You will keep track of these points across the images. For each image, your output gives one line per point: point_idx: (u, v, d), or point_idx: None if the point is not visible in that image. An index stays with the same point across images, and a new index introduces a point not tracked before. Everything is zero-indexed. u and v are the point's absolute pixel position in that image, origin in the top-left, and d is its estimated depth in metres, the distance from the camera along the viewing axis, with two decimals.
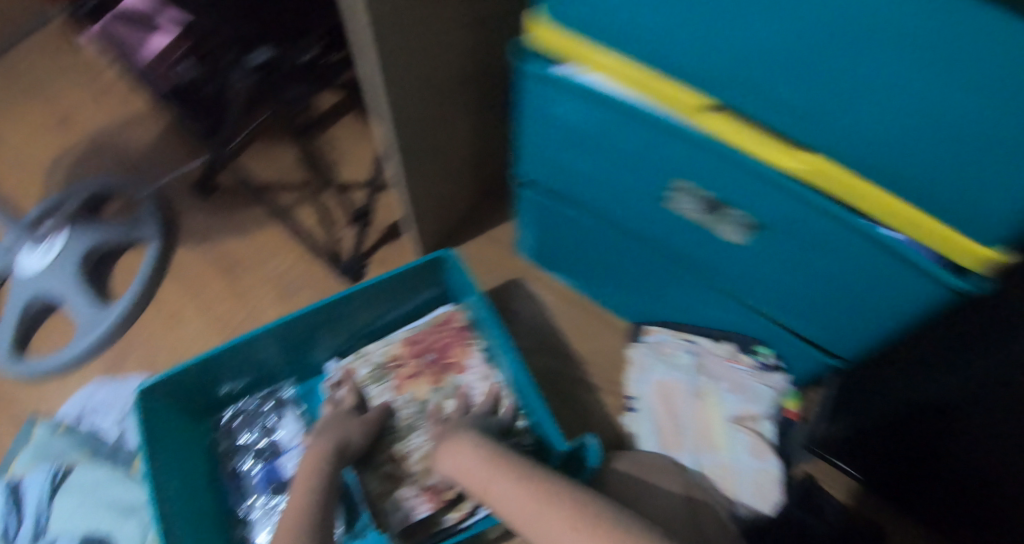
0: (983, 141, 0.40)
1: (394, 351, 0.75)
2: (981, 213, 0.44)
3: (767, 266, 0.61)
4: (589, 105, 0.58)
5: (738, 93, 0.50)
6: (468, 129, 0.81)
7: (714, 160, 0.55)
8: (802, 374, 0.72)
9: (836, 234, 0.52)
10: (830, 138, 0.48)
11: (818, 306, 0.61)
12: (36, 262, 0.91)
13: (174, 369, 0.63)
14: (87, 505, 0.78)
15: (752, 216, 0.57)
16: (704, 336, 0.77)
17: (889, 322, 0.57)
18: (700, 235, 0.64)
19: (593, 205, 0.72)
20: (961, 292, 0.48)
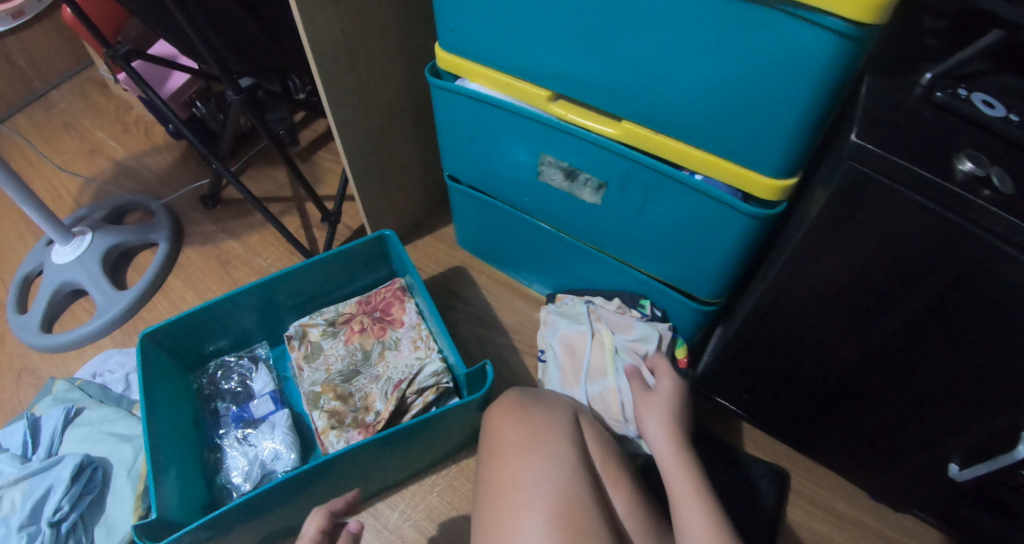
0: (714, 90, 0.62)
1: (348, 312, 0.92)
2: (738, 146, 0.65)
3: (627, 221, 0.80)
4: (478, 106, 0.81)
5: (569, 88, 0.73)
6: (411, 133, 1.00)
7: (566, 137, 0.77)
8: (683, 324, 0.88)
9: (663, 179, 0.73)
10: (633, 110, 0.70)
11: (667, 251, 0.79)
12: (67, 254, 1.09)
13: (175, 318, 0.83)
14: (94, 435, 0.88)
15: (598, 178, 0.78)
16: (600, 295, 0.92)
17: (720, 253, 0.75)
18: (572, 200, 0.83)
19: (502, 193, 0.90)
20: (752, 213, 0.67)
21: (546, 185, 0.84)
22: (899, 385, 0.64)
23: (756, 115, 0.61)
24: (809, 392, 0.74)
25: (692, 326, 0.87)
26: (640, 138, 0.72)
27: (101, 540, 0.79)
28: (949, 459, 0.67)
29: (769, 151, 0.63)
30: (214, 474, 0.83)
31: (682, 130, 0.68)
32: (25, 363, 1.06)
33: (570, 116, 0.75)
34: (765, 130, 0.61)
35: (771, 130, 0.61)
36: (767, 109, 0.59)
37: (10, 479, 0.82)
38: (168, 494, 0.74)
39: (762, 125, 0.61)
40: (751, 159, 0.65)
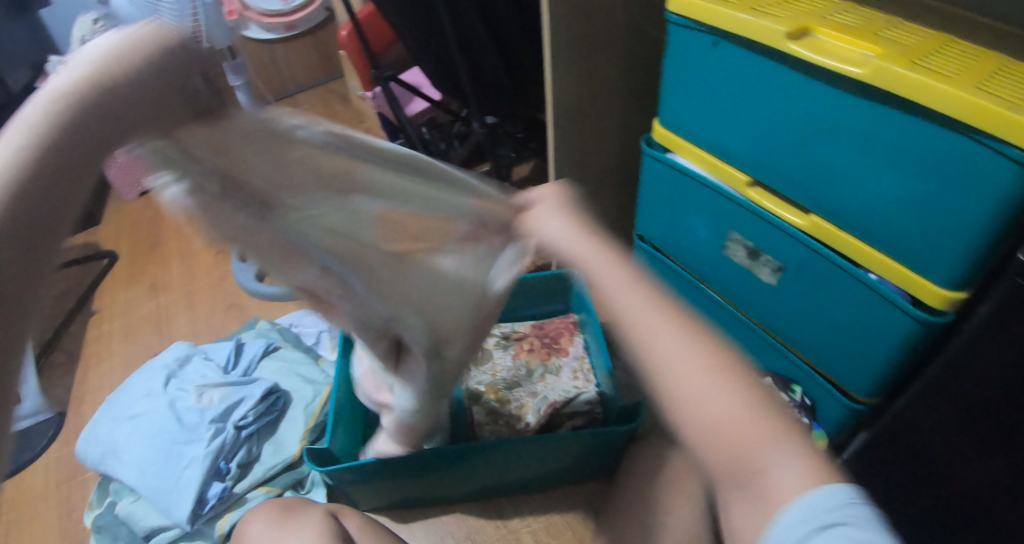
0: (903, 199, 0.66)
1: (521, 329, 0.99)
2: (924, 257, 0.68)
3: (796, 308, 0.86)
4: (675, 176, 0.92)
5: (765, 175, 0.81)
6: (609, 191, 1.12)
7: (751, 219, 0.84)
8: (829, 420, 0.91)
9: (839, 277, 0.77)
10: (820, 205, 0.76)
11: (830, 342, 0.84)
12: None
13: None
14: (283, 369, 1.03)
15: (779, 260, 0.84)
16: (754, 373, 0.96)
17: (884, 359, 0.77)
18: (747, 277, 0.90)
19: (681, 254, 0.99)
20: (923, 322, 0.70)
21: (722, 257, 0.93)
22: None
23: (938, 227, 0.65)
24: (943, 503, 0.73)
25: (839, 423, 0.90)
26: (821, 230, 0.77)
27: (268, 454, 0.93)
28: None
29: (944, 259, 0.66)
30: (370, 430, 0.94)
31: (862, 229, 0.72)
32: (235, 299, 1.27)
33: (764, 201, 0.82)
34: (945, 242, 0.65)
35: (952, 243, 0.64)
36: (950, 224, 0.63)
37: (214, 381, 0.98)
38: (337, 432, 0.86)
39: (946, 240, 0.65)
40: (929, 269, 0.68)
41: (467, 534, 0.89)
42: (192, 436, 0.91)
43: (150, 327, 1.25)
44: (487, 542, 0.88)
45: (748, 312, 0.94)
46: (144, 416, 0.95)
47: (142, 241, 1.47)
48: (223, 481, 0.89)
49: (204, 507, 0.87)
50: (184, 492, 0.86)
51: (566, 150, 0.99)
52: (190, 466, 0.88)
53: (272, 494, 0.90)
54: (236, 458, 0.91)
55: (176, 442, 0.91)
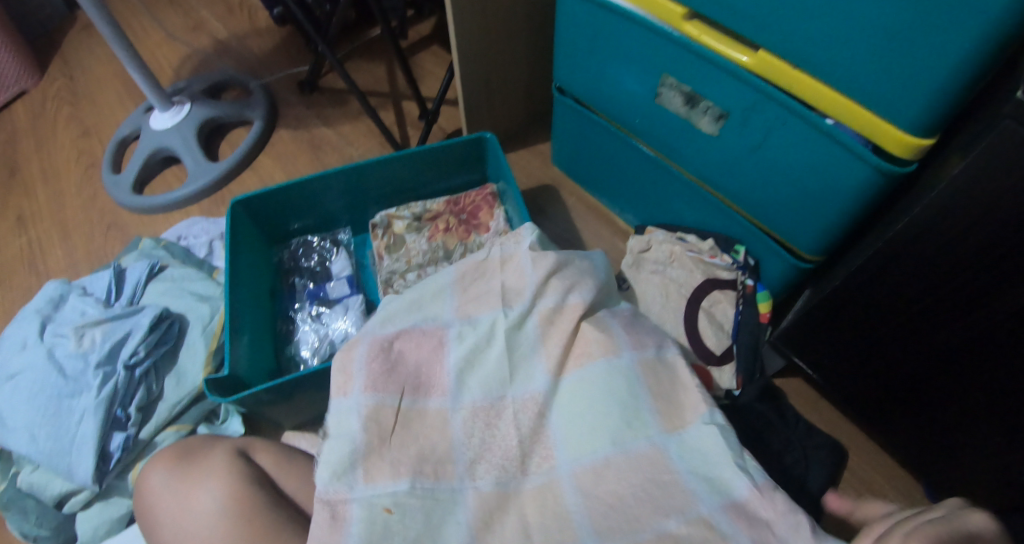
0: (872, 26, 0.56)
1: (434, 208, 0.87)
2: (890, 95, 0.59)
3: (741, 163, 0.76)
4: (598, 15, 0.76)
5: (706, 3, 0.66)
6: (527, 42, 0.93)
7: (692, 63, 0.71)
8: (772, 277, 0.85)
9: (792, 123, 0.67)
10: (772, 40, 0.63)
11: (777, 199, 0.75)
12: (166, 121, 1.10)
13: (266, 189, 0.83)
14: (173, 290, 0.91)
15: (720, 106, 0.72)
16: (694, 234, 0.89)
17: (837, 214, 0.70)
18: (684, 127, 0.78)
19: (608, 110, 0.86)
20: (882, 170, 0.63)
21: (654, 107, 0.80)
22: (974, 371, 0.64)
23: (908, 61, 0.55)
24: (886, 372, 0.73)
25: (780, 283, 0.85)
26: (771, 67, 0.65)
27: (171, 389, 0.84)
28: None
29: (916, 97, 0.57)
30: (284, 344, 0.84)
31: (820, 67, 0.62)
32: (114, 220, 1.12)
33: (704, 36, 0.68)
34: (914, 78, 0.56)
35: (923, 82, 0.56)
36: (921, 59, 0.55)
37: (94, 319, 0.85)
38: (240, 354, 0.76)
39: (918, 76, 0.56)
40: (893, 110, 0.59)
41: None
42: (79, 388, 0.81)
43: (22, 266, 1.08)
44: None
45: (686, 169, 0.83)
46: (20, 374, 0.83)
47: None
48: (125, 430, 0.80)
49: (109, 462, 0.79)
50: (81, 449, 0.77)
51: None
52: (84, 421, 0.79)
53: (184, 432, 0.83)
54: (135, 401, 0.81)
55: (60, 400, 0.80)
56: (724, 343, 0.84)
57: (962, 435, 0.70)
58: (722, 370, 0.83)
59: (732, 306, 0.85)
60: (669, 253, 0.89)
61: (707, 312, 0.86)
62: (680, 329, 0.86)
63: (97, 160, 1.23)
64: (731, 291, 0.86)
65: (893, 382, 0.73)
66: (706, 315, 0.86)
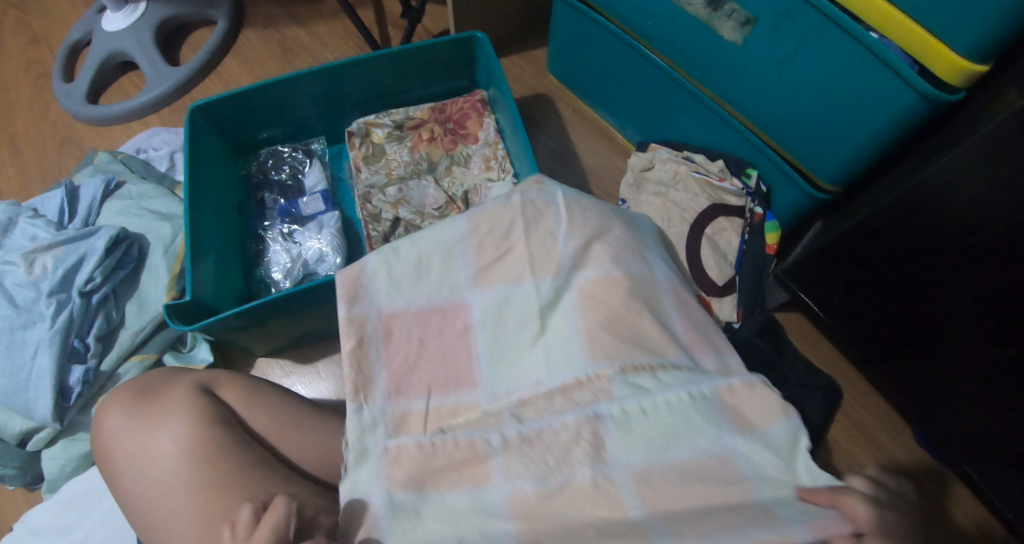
0: None
1: (416, 116, 0.78)
2: (953, 16, 0.54)
3: (765, 79, 0.67)
4: None
5: None
6: None
7: None
8: (783, 208, 0.78)
9: (832, 38, 0.60)
10: None
11: (803, 122, 0.68)
12: (119, 21, 0.98)
13: (229, 93, 0.73)
14: (131, 209, 0.83)
15: (749, 11, 0.63)
16: (702, 154, 0.81)
17: (870, 141, 0.64)
18: (702, 34, 0.68)
19: (615, 12, 0.74)
20: (926, 96, 0.57)
21: (669, 8, 0.69)
22: (1010, 316, 0.62)
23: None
24: (907, 311, 0.71)
25: (792, 215, 0.78)
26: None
27: (132, 316, 0.77)
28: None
29: (974, 28, 0.53)
30: (253, 266, 0.77)
31: None
32: (68, 134, 1.02)
33: None
34: None
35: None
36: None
37: (44, 243, 0.77)
38: (204, 277, 0.68)
39: None
40: (950, 31, 0.55)
41: None
42: (33, 318, 0.74)
43: None
44: None
45: (699, 83, 0.74)
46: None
47: None
48: (84, 361, 0.74)
49: (70, 398, 0.73)
50: (39, 384, 0.72)
51: None
52: (39, 354, 0.73)
53: (149, 361, 0.76)
54: (92, 331, 0.75)
55: (13, 333, 0.74)
56: (726, 273, 0.77)
57: (969, 384, 0.69)
58: (723, 301, 0.77)
59: (736, 235, 0.78)
60: (673, 173, 0.80)
61: (711, 240, 0.78)
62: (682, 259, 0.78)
63: (49, 69, 1.12)
64: (738, 219, 0.79)
65: (917, 320, 0.70)
66: (710, 243, 0.78)
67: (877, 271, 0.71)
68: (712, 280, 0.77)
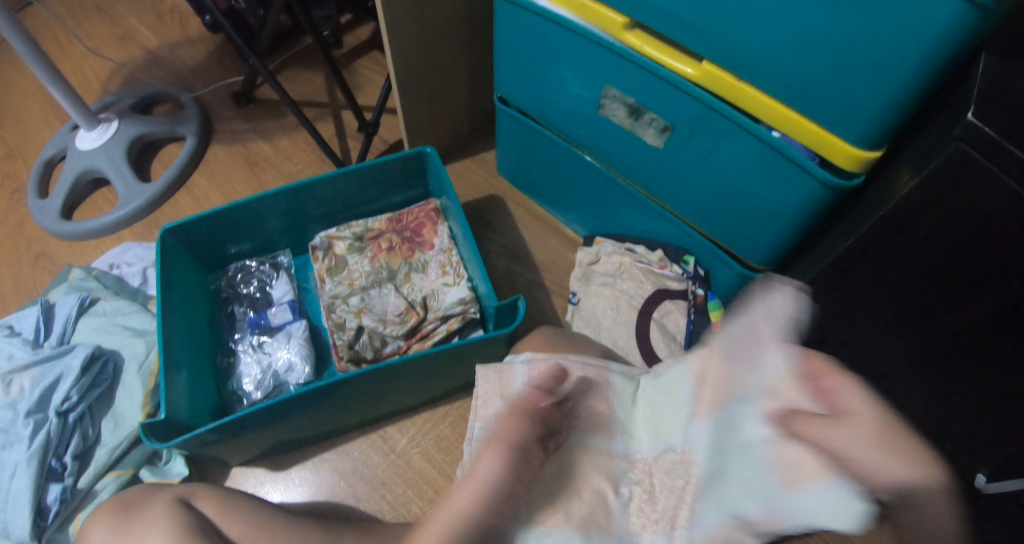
0: (822, 51, 0.55)
1: (376, 227, 0.84)
2: (838, 118, 0.58)
3: (688, 175, 0.73)
4: (538, 23, 0.70)
5: (651, 16, 0.63)
6: (468, 54, 0.91)
7: (635, 74, 0.67)
8: (724, 286, 0.83)
9: (740, 139, 0.66)
10: (718, 50, 0.61)
11: (727, 212, 0.73)
12: (92, 140, 1.03)
13: (196, 215, 0.78)
14: (106, 327, 0.84)
15: (665, 119, 0.69)
16: (643, 244, 0.87)
17: (788, 228, 0.69)
18: (628, 140, 0.75)
19: (549, 120, 0.81)
20: (831, 187, 0.62)
21: (597, 117, 0.76)
22: (930, 380, 0.65)
23: (856, 76, 0.54)
24: None
25: (733, 290, 0.83)
26: (716, 79, 0.63)
27: (109, 433, 0.77)
28: (976, 470, 0.66)
29: (856, 127, 0.57)
30: (225, 378, 0.80)
31: (772, 85, 0.60)
32: (43, 248, 1.06)
33: (646, 48, 0.65)
34: (859, 100, 0.55)
35: (871, 97, 0.55)
36: (866, 79, 0.54)
37: (21, 363, 0.77)
38: (179, 392, 0.72)
39: (867, 99, 0.55)
40: (840, 125, 0.58)
41: (353, 468, 0.80)
42: (9, 440, 0.73)
43: None
44: (377, 472, 0.80)
45: (632, 180, 0.80)
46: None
47: None
48: (62, 480, 0.73)
49: (47, 516, 0.72)
50: (16, 505, 0.71)
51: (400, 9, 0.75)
52: (17, 475, 0.72)
53: (125, 478, 0.76)
54: (69, 449, 0.74)
55: None
56: (676, 353, 0.82)
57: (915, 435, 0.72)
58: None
59: (683, 316, 0.84)
60: (618, 264, 0.87)
61: (659, 323, 0.83)
62: (632, 342, 0.83)
63: (24, 184, 1.16)
64: (682, 301, 0.84)
65: None
66: (657, 326, 0.83)
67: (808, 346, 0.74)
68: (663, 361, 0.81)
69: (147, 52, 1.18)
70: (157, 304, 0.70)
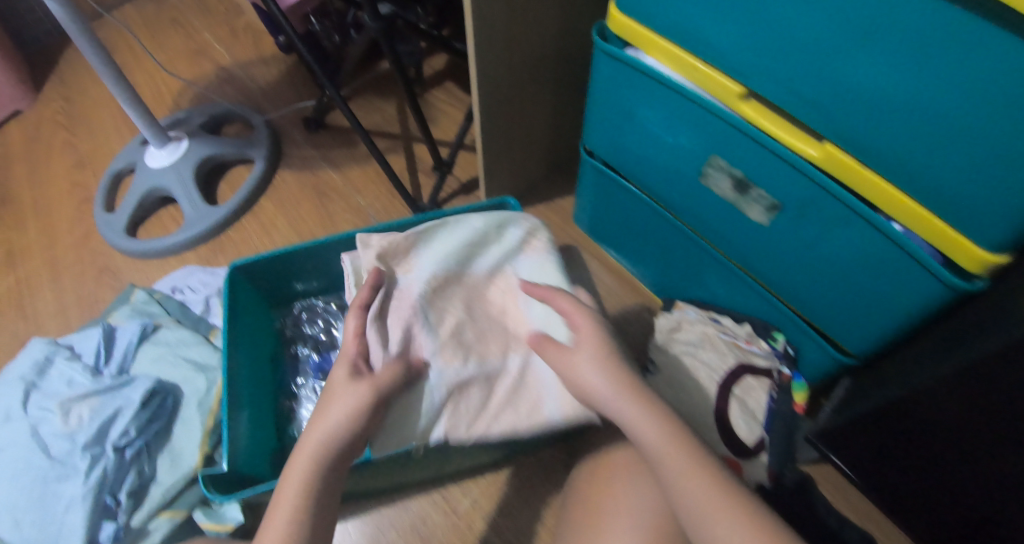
0: (963, 144, 0.49)
1: None
2: (976, 218, 0.52)
3: (787, 252, 0.68)
4: (640, 83, 0.68)
5: (770, 86, 0.59)
6: (551, 103, 0.89)
7: (743, 145, 0.63)
8: (813, 367, 0.78)
9: (852, 225, 0.60)
10: (839, 129, 0.56)
11: (826, 295, 0.68)
12: (162, 158, 1.03)
13: (264, 254, 0.76)
14: (167, 357, 0.83)
15: (772, 196, 0.65)
16: (729, 316, 0.83)
17: (896, 322, 0.63)
18: (727, 211, 0.70)
19: (639, 178, 0.78)
20: (953, 287, 0.56)
21: (694, 185, 0.72)
22: None
23: (998, 175, 0.48)
24: (945, 493, 0.67)
25: (821, 372, 0.78)
26: (836, 163, 0.59)
27: (164, 470, 0.75)
28: None
29: (993, 229, 0.51)
30: (286, 423, 0.78)
31: (897, 171, 0.55)
32: (107, 262, 1.06)
33: (760, 119, 0.61)
34: (1001, 201, 0.49)
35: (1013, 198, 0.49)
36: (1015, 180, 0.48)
37: (82, 392, 0.76)
38: (241, 433, 0.70)
39: (1011, 202, 0.49)
40: (973, 224, 0.52)
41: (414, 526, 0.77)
42: (65, 472, 0.72)
43: (11, 307, 1.02)
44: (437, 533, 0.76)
45: (721, 248, 0.76)
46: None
47: None
48: (115, 518, 0.71)
49: None
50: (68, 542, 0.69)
51: (492, 57, 0.73)
52: (71, 510, 0.70)
53: (179, 518, 0.73)
54: (124, 486, 0.72)
55: (42, 487, 0.71)
56: (756, 433, 0.76)
57: None
58: (754, 461, 0.76)
59: (765, 393, 0.78)
60: (701, 334, 0.82)
61: (739, 400, 0.78)
62: (710, 419, 0.77)
63: (92, 194, 1.16)
64: (766, 378, 0.79)
65: (958, 502, 0.66)
66: (738, 403, 0.78)
67: (919, 444, 0.68)
68: (742, 441, 0.75)
69: (221, 70, 1.18)
70: (222, 346, 0.68)
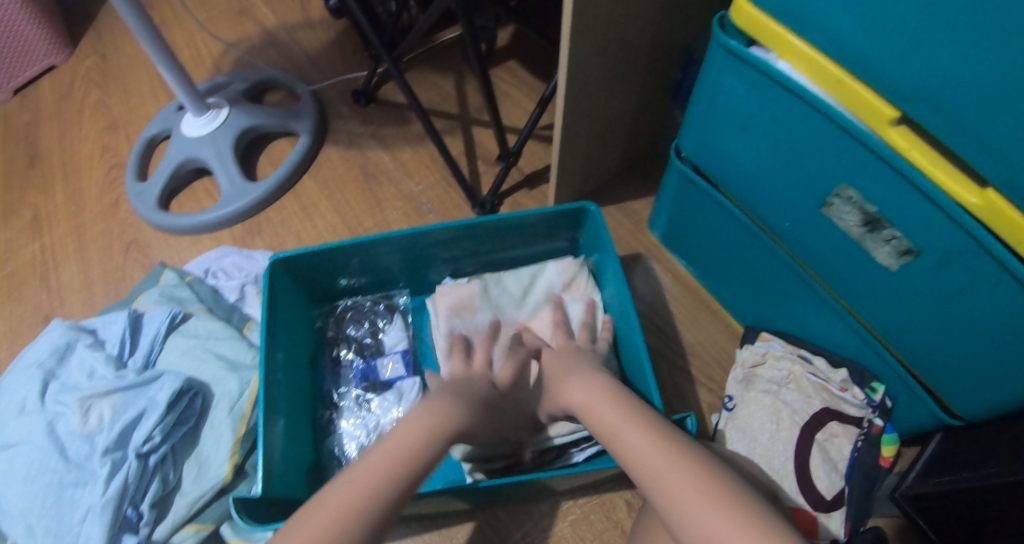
0: None
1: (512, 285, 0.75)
2: None
3: (909, 302, 0.58)
4: (763, 88, 0.58)
5: (930, 111, 0.48)
6: (635, 92, 0.78)
7: (882, 175, 0.53)
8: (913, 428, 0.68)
9: (1006, 287, 0.49)
10: (1013, 174, 0.45)
11: (952, 359, 0.57)
12: (199, 127, 0.94)
13: (308, 250, 0.67)
14: (198, 351, 0.75)
15: (908, 238, 0.54)
16: (822, 356, 0.73)
17: None
18: (846, 244, 0.60)
19: (739, 191, 0.68)
20: None
21: (808, 208, 0.62)
22: None
23: None
24: None
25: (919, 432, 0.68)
26: (1003, 220, 0.47)
27: (190, 480, 0.68)
28: None
29: None
30: (323, 435, 0.70)
31: None
32: (136, 236, 0.99)
33: (908, 148, 0.50)
34: None
35: None
36: None
37: (103, 389, 0.69)
38: (275, 443, 0.61)
39: None
40: None
41: None
42: (83, 477, 0.65)
43: (35, 278, 0.95)
44: None
45: (828, 284, 0.66)
46: (13, 446, 0.67)
47: (19, 155, 1.10)
48: (135, 532, 0.65)
49: None
50: None
51: (586, 41, 0.63)
52: (87, 520, 0.63)
53: (204, 533, 0.66)
54: (147, 497, 0.66)
55: (58, 492, 0.65)
56: (836, 485, 0.67)
57: None
58: (830, 517, 0.66)
59: (849, 442, 0.69)
60: (787, 372, 0.73)
61: (822, 446, 0.69)
62: (791, 467, 0.69)
63: (124, 159, 1.09)
64: (853, 427, 0.70)
65: None
66: (820, 450, 0.69)
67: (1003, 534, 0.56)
68: (821, 493, 0.67)
69: (266, 33, 1.09)
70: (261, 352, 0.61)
